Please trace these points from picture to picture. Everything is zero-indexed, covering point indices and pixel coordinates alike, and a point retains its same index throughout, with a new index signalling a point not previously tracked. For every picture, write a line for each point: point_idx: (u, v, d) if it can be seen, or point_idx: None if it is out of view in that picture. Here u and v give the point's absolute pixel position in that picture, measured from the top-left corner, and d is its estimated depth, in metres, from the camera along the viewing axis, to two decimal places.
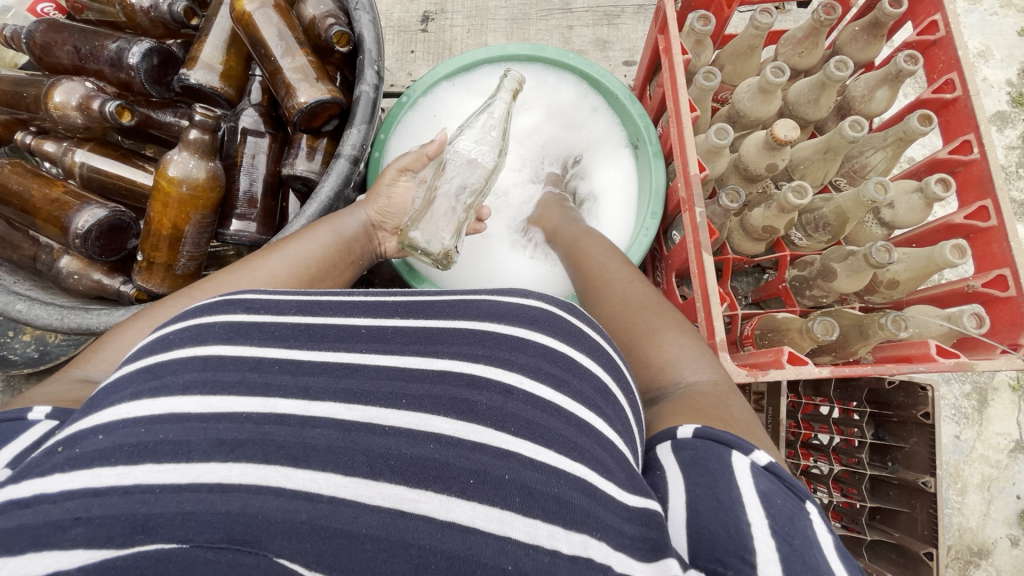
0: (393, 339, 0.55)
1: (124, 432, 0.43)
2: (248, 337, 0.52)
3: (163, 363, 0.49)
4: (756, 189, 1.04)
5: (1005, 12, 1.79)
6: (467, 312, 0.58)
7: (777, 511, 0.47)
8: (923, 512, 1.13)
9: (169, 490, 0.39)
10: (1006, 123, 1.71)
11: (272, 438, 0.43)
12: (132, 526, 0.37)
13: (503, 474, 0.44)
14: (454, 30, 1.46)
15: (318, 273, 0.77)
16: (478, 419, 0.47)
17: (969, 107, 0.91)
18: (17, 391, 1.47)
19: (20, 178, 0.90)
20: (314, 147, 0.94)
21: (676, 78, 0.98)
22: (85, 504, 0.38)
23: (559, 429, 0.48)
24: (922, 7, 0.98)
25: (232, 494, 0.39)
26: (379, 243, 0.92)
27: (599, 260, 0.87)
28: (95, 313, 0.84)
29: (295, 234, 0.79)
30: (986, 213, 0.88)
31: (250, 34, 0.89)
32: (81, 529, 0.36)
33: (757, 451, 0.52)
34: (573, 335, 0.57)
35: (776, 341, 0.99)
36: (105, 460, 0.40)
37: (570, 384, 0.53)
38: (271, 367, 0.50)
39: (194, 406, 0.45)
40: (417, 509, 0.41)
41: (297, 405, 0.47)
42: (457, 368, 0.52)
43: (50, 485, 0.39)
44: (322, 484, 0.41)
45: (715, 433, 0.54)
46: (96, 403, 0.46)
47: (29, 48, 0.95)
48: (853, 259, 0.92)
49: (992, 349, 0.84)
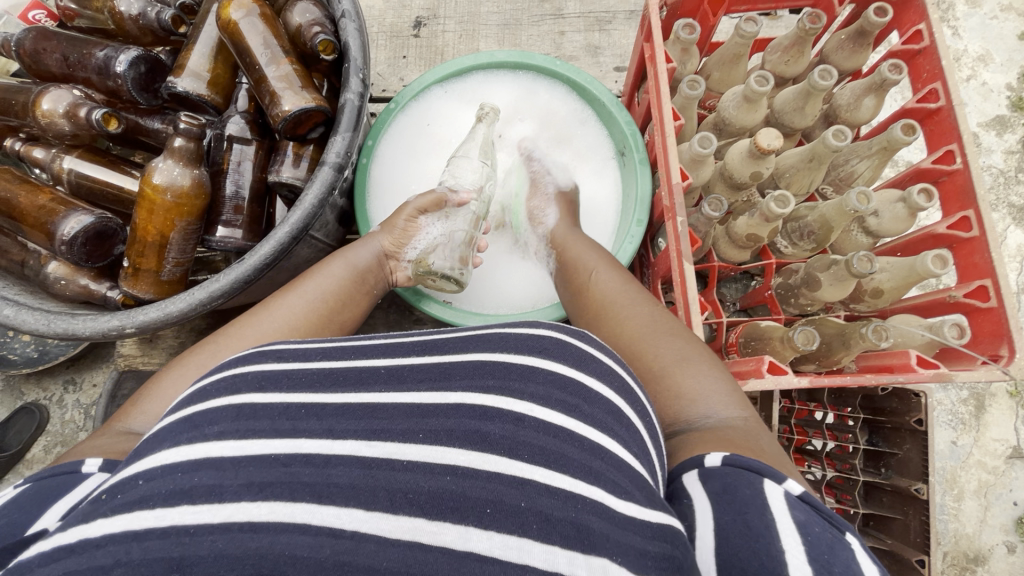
0: (411, 377, 0.56)
1: (163, 478, 0.44)
2: (278, 384, 0.54)
3: (201, 414, 0.49)
4: (741, 198, 1.04)
5: (1005, 16, 1.79)
6: (483, 344, 0.60)
7: (816, 537, 0.48)
8: (915, 519, 1.13)
9: (202, 531, 0.40)
10: (1005, 127, 1.70)
11: (298, 477, 0.44)
12: (168, 565, 0.38)
13: (518, 501, 0.45)
14: (446, 35, 1.47)
15: (338, 305, 0.80)
16: (491, 449, 0.48)
17: (952, 117, 0.91)
18: (16, 391, 1.48)
19: (7, 184, 0.91)
20: (299, 154, 0.95)
21: (659, 87, 0.98)
22: (126, 547, 0.39)
23: (573, 454, 0.50)
24: (907, 16, 0.98)
25: (261, 532, 0.40)
26: (390, 272, 0.94)
27: (610, 282, 0.87)
28: (82, 318, 0.85)
29: (312, 269, 0.83)
30: (968, 224, 0.88)
31: (236, 43, 0.90)
32: (121, 571, 0.38)
33: (789, 481, 0.53)
34: (583, 361, 0.59)
35: (758, 349, 0.99)
36: (146, 503, 0.41)
37: (582, 409, 0.54)
38: (301, 412, 0.51)
39: (229, 449, 0.46)
40: (437, 540, 0.42)
41: (321, 443, 0.48)
42: (471, 401, 0.52)
43: (93, 530, 0.40)
44: (345, 520, 0.42)
45: (746, 462, 0.55)
46: (143, 451, 0.47)
47: (18, 56, 0.95)
48: (836, 268, 0.93)
49: (973, 360, 0.84)
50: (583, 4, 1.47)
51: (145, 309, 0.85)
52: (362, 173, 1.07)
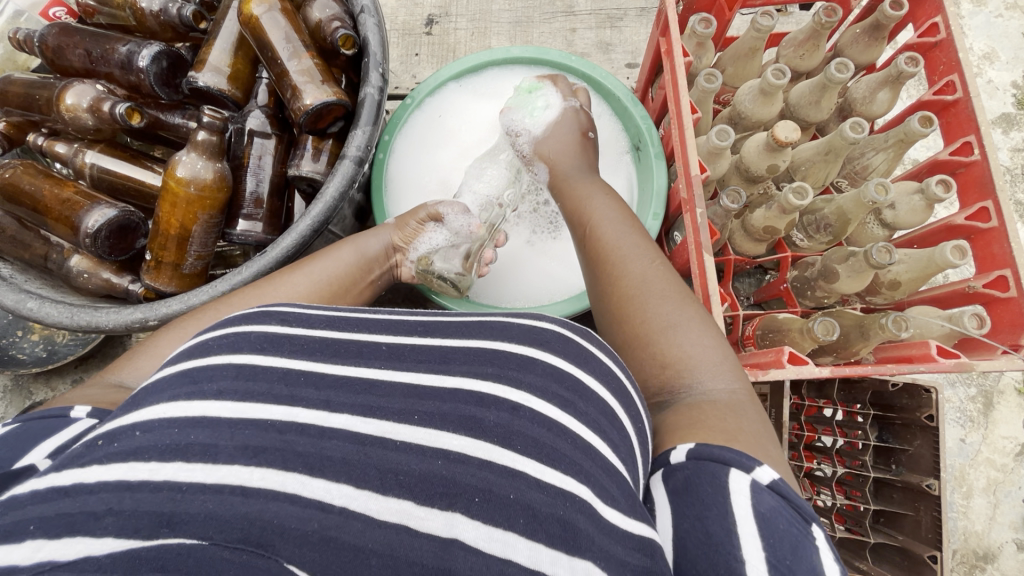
0: (410, 357, 0.58)
1: (160, 432, 0.44)
2: (279, 347, 0.55)
3: (200, 368, 0.50)
4: (758, 191, 1.05)
5: (1011, 14, 1.79)
6: (483, 332, 0.61)
7: (778, 539, 0.48)
8: (927, 515, 1.12)
9: (195, 489, 0.40)
10: (1012, 125, 1.70)
11: (293, 446, 0.45)
12: (158, 520, 0.38)
13: (508, 494, 0.46)
14: (458, 33, 1.47)
15: (340, 290, 0.80)
16: (485, 436, 0.49)
17: (969, 109, 0.92)
18: (25, 391, 1.49)
19: (32, 179, 0.91)
20: (319, 148, 0.95)
21: (677, 81, 0.99)
22: (118, 496, 0.39)
23: (563, 449, 0.50)
24: (922, 9, 0.99)
25: (253, 497, 0.41)
26: (396, 264, 0.94)
27: (611, 228, 0.82)
28: (105, 310, 0.85)
29: (321, 253, 0.83)
30: (987, 214, 0.88)
31: (258, 37, 0.91)
32: (112, 519, 0.37)
33: (760, 469, 0.52)
34: (582, 357, 0.60)
35: (777, 342, 0.99)
36: (141, 455, 0.42)
37: (576, 405, 0.55)
38: (299, 378, 0.52)
39: (227, 410, 0.46)
40: (422, 526, 0.43)
41: (318, 415, 0.49)
42: (468, 386, 0.54)
43: (89, 475, 0.40)
44: (334, 495, 0.43)
45: (712, 452, 0.54)
46: (139, 400, 0.48)
47: (41, 51, 0.96)
48: (854, 260, 0.93)
49: (993, 349, 0.84)
50: (594, 2, 1.48)
51: (167, 303, 0.85)
52: (378, 168, 1.08)
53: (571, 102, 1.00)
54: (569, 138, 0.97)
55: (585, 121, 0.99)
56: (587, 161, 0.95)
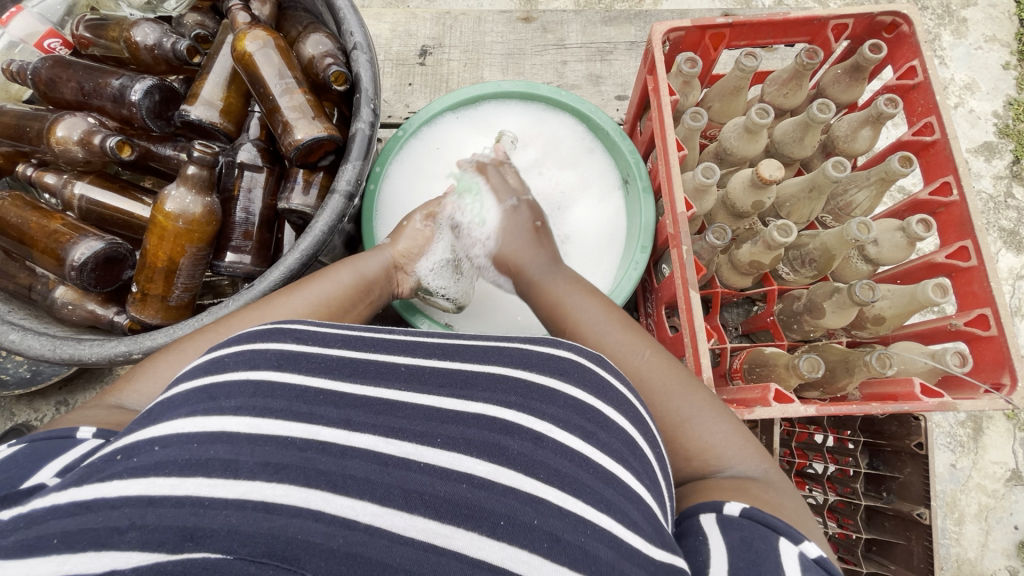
0: (432, 381, 0.57)
1: (179, 447, 0.45)
2: (296, 365, 0.55)
3: (217, 384, 0.51)
4: (743, 226, 1.06)
5: (989, 46, 1.85)
6: (502, 358, 0.61)
7: None
8: (918, 545, 1.12)
9: (217, 504, 0.41)
10: (993, 153, 1.74)
11: (314, 464, 0.46)
12: (182, 534, 0.39)
13: (531, 519, 0.46)
14: (451, 64, 1.50)
15: (339, 309, 0.79)
16: (508, 463, 0.50)
17: (948, 150, 0.94)
18: (7, 412, 1.46)
19: (19, 211, 0.91)
20: (309, 181, 0.96)
21: (663, 117, 1.01)
22: (141, 511, 0.40)
23: (587, 481, 0.51)
24: (900, 53, 1.02)
25: (276, 513, 0.42)
26: (396, 284, 0.92)
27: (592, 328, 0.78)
28: (88, 344, 0.84)
29: (319, 273, 0.81)
30: (966, 253, 0.90)
31: (251, 74, 0.92)
32: (136, 533, 0.39)
33: (807, 543, 0.53)
34: (601, 388, 0.60)
35: (763, 376, 0.99)
36: (160, 470, 0.43)
37: (598, 437, 0.55)
38: (317, 397, 0.52)
39: (243, 427, 0.47)
40: (449, 544, 0.44)
41: (338, 433, 0.49)
42: (492, 413, 0.54)
43: (110, 489, 0.41)
44: (359, 512, 0.43)
45: (765, 518, 0.55)
46: (155, 416, 0.48)
47: (34, 84, 0.98)
48: (838, 295, 0.94)
49: (976, 389, 0.85)
50: (585, 35, 1.51)
51: (153, 335, 0.84)
52: (369, 199, 1.09)
53: (507, 201, 0.91)
54: (520, 237, 0.90)
55: (530, 213, 0.92)
56: (549, 256, 0.88)
